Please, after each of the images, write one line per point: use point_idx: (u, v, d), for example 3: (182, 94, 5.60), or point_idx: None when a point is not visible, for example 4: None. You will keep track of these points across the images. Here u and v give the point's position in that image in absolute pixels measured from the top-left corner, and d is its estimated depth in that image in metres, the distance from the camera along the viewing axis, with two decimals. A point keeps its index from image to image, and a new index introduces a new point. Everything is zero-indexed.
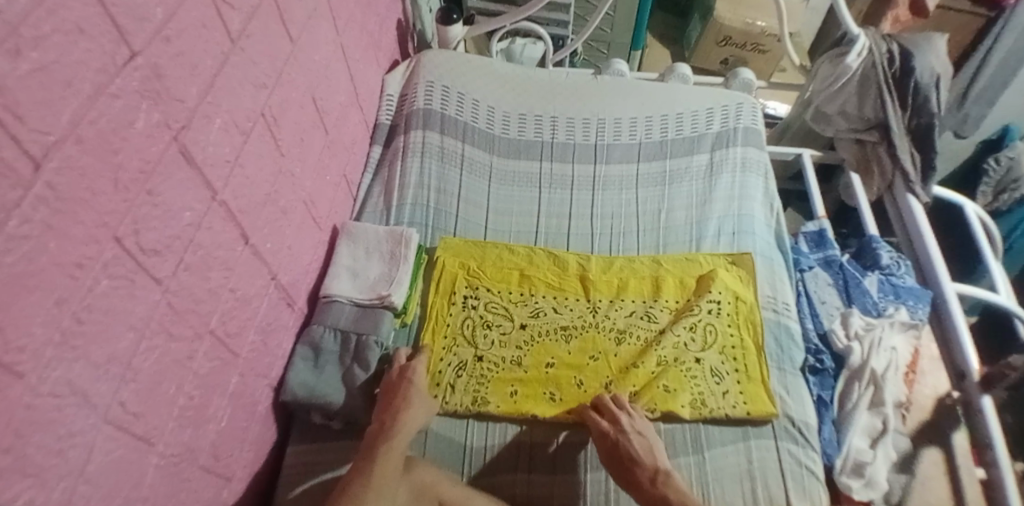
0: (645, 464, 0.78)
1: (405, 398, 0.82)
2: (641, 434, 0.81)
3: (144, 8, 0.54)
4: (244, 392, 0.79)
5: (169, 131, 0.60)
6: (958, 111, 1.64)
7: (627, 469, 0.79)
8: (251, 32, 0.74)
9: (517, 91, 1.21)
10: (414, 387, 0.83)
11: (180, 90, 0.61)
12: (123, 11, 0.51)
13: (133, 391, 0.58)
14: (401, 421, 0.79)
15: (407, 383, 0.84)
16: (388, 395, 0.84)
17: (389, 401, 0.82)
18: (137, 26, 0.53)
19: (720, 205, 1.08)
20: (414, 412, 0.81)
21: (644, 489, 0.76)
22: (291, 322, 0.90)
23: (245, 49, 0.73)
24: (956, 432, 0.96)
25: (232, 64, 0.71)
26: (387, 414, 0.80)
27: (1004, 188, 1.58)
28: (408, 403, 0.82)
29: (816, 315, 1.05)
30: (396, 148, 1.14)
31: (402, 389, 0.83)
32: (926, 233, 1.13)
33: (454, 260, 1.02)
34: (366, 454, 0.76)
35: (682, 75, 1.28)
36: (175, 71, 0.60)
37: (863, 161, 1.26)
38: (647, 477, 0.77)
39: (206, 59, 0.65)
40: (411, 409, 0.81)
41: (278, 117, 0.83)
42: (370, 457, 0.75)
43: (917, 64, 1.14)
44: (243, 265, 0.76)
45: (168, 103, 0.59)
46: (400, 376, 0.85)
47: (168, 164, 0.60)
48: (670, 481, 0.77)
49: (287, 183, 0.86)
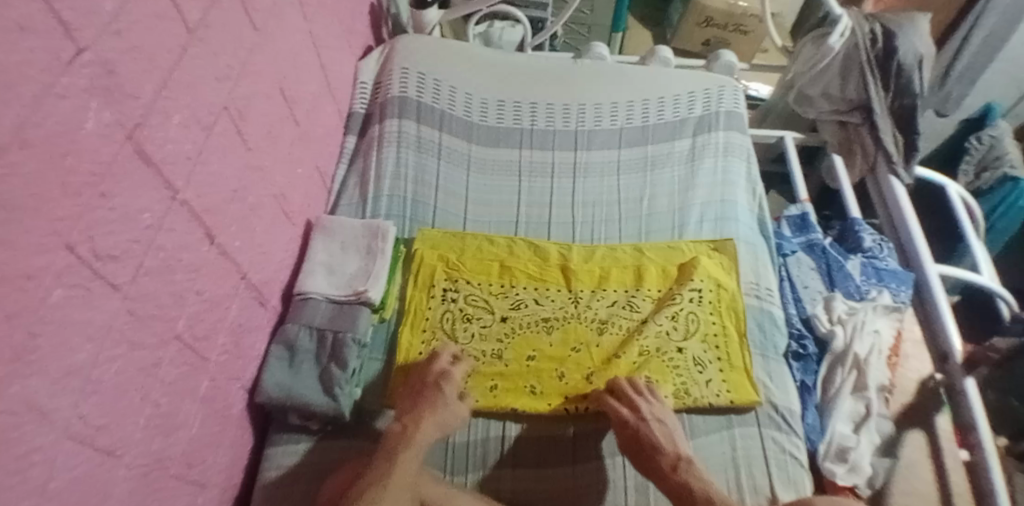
0: (667, 452, 0.78)
1: (434, 407, 0.79)
2: (661, 423, 0.80)
3: (94, 1, 0.51)
4: (217, 396, 0.77)
5: (123, 130, 0.57)
6: (940, 90, 1.64)
7: (648, 457, 0.78)
8: (210, 22, 0.71)
9: (495, 77, 1.18)
10: (445, 400, 0.80)
11: (135, 86, 0.58)
12: (71, 5, 0.48)
13: (95, 403, 0.56)
14: (423, 430, 0.77)
15: (440, 394, 0.81)
16: (415, 396, 0.82)
17: (415, 405, 0.80)
18: (85, 21, 0.50)
19: (702, 191, 1.07)
20: (439, 421, 0.79)
21: (666, 476, 0.76)
22: (265, 321, 0.87)
23: (205, 40, 0.70)
24: (940, 414, 0.97)
25: (191, 57, 0.67)
26: (409, 419, 0.79)
27: (986, 166, 1.57)
28: (436, 414, 0.79)
29: (799, 300, 1.04)
30: (372, 138, 1.11)
31: (432, 396, 0.80)
32: (909, 215, 1.13)
33: (433, 253, 1.00)
34: (384, 456, 0.74)
35: (662, 59, 1.25)
36: (128, 66, 0.57)
37: (846, 143, 1.25)
38: (669, 464, 0.77)
39: (161, 53, 0.62)
40: (437, 419, 0.79)
41: (244, 110, 0.80)
42: (388, 462, 0.72)
43: (900, 44, 1.13)
44: (211, 266, 0.74)
45: (121, 101, 0.56)
46: (433, 384, 0.82)
47: (123, 165, 0.57)
48: (692, 468, 0.77)
49: (256, 178, 0.83)
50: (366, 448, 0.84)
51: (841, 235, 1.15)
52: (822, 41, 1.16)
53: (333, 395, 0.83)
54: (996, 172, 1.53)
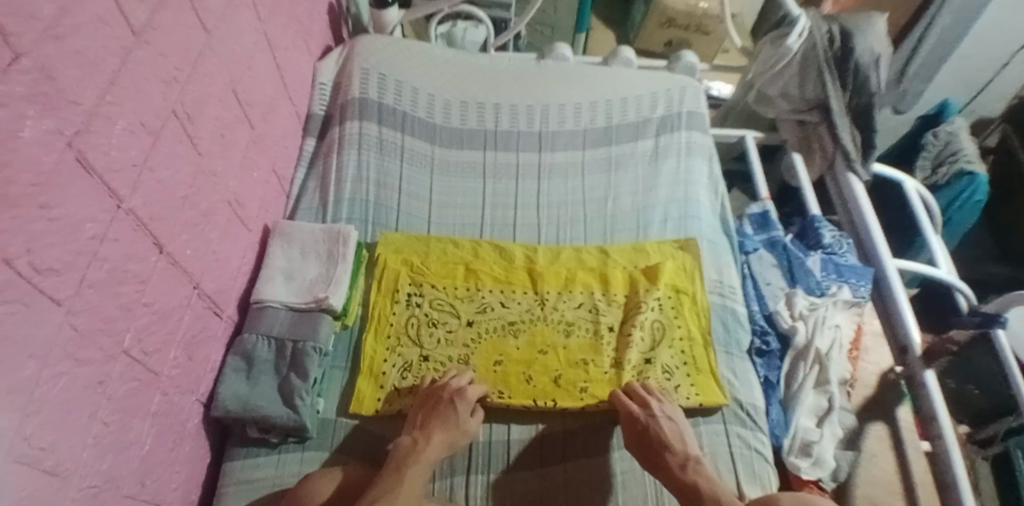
0: (676, 450, 0.78)
1: (445, 424, 0.78)
2: (672, 420, 0.81)
3: (33, 4, 0.49)
4: (170, 411, 0.74)
5: (64, 137, 0.54)
6: (896, 88, 1.69)
7: (657, 454, 0.78)
8: (157, 23, 0.68)
9: (458, 78, 1.17)
10: (458, 418, 0.79)
11: (76, 91, 0.56)
12: (11, 10, 0.45)
13: (39, 424, 0.53)
14: (433, 446, 0.76)
15: (453, 411, 0.79)
16: (427, 408, 0.81)
17: (427, 419, 0.80)
18: (25, 25, 0.48)
19: (666, 190, 1.07)
20: (448, 438, 0.78)
21: (674, 474, 0.76)
22: (220, 332, 0.85)
23: (151, 42, 0.67)
24: (900, 406, 1.00)
25: (137, 59, 0.65)
26: (420, 433, 0.78)
27: (943, 161, 1.61)
28: (448, 432, 0.78)
29: (761, 297, 1.06)
30: (331, 140, 1.09)
31: (447, 413, 0.79)
32: (868, 212, 1.15)
33: (396, 258, 0.98)
34: (393, 470, 0.73)
35: (625, 60, 1.26)
36: (70, 71, 0.54)
37: (805, 141, 1.28)
38: (678, 463, 0.77)
39: (105, 57, 0.60)
40: (448, 436, 0.78)
41: (194, 114, 0.77)
42: (398, 474, 0.71)
43: (856, 44, 1.15)
44: (161, 276, 0.71)
45: (63, 107, 0.54)
46: (449, 402, 0.80)
47: (64, 174, 0.54)
48: (699, 468, 0.77)
49: (208, 184, 0.81)
50: (331, 458, 0.82)
51: (801, 232, 1.16)
52: (779, 43, 1.17)
53: (292, 405, 0.81)
54: (953, 167, 1.57)
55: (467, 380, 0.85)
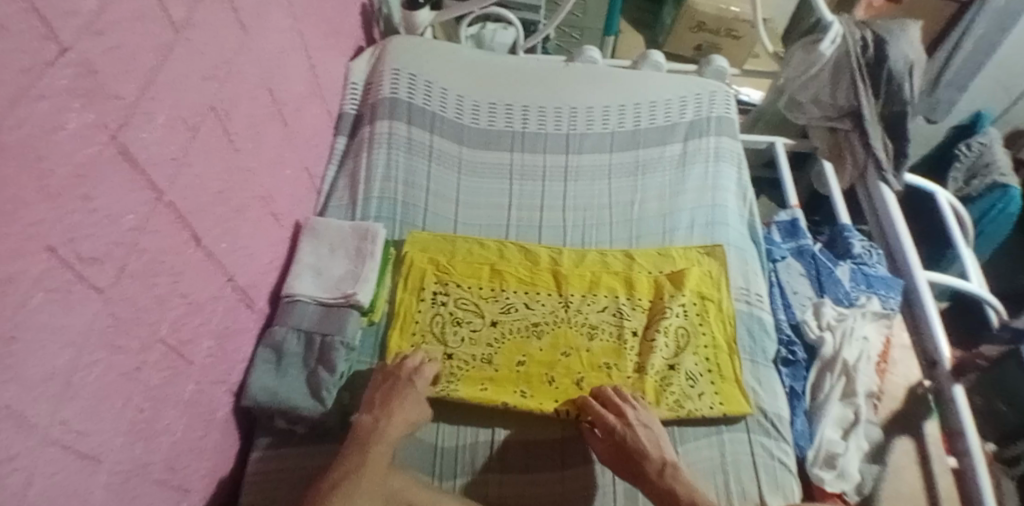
0: (653, 458, 0.77)
1: (404, 403, 0.79)
2: (647, 427, 0.80)
3: (75, 0, 0.50)
4: (201, 400, 0.76)
5: (106, 130, 0.56)
6: (930, 97, 1.66)
7: (635, 463, 0.78)
8: (196, 21, 0.70)
9: (487, 79, 1.18)
10: (415, 397, 0.81)
11: (118, 86, 0.57)
12: (51, 4, 0.47)
13: (77, 409, 0.55)
14: (394, 425, 0.77)
15: (412, 389, 0.81)
16: (385, 390, 0.81)
17: (386, 399, 0.80)
18: (66, 20, 0.49)
19: (693, 195, 1.07)
20: (408, 417, 0.79)
21: (653, 482, 0.76)
22: (251, 324, 0.87)
23: (190, 39, 0.69)
24: (928, 421, 0.98)
25: (175, 56, 0.66)
26: (381, 411, 0.78)
27: (976, 174, 1.58)
28: (408, 410, 0.79)
29: (789, 306, 1.04)
30: (361, 139, 1.11)
31: (404, 392, 0.80)
32: (898, 222, 1.13)
33: (422, 256, 0.99)
34: (357, 451, 0.74)
35: (654, 63, 1.25)
36: (110, 66, 0.56)
37: (836, 148, 1.25)
38: (655, 470, 0.76)
39: (145, 52, 0.61)
40: (409, 414, 0.79)
41: (230, 110, 0.79)
42: (361, 457, 0.73)
43: (890, 52, 1.14)
44: (196, 269, 0.73)
45: (104, 101, 0.55)
46: (405, 376, 0.82)
47: (105, 166, 0.56)
48: (677, 473, 0.76)
49: (243, 179, 0.83)
50: None
51: (830, 240, 1.16)
52: (812, 47, 1.16)
53: (320, 398, 0.83)
54: (986, 180, 1.54)
55: (421, 360, 0.86)
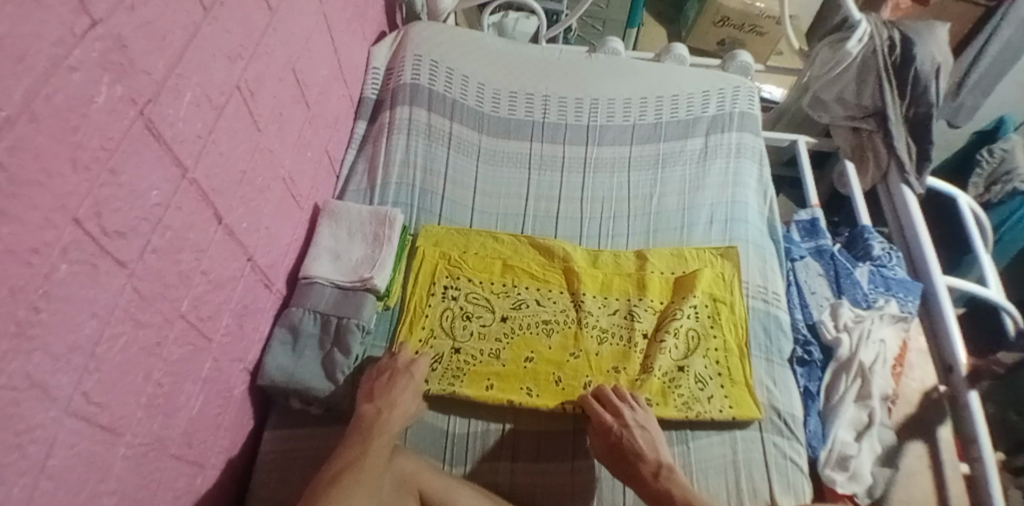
0: (648, 459, 0.77)
1: (404, 394, 0.80)
2: (644, 429, 0.80)
3: None
4: (219, 377, 0.77)
5: (135, 106, 0.56)
6: (953, 101, 1.60)
7: (630, 464, 0.78)
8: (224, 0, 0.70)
9: (508, 68, 1.17)
10: (414, 388, 0.81)
11: (147, 62, 0.57)
12: None
13: (97, 381, 0.55)
14: (396, 416, 0.77)
15: (407, 378, 0.81)
16: (384, 380, 0.81)
17: (386, 389, 0.79)
18: None
19: (712, 191, 1.06)
20: (407, 408, 0.80)
21: (647, 484, 0.76)
22: (269, 304, 0.87)
23: (218, 18, 0.69)
24: (942, 426, 0.97)
25: (205, 35, 0.67)
26: (383, 402, 0.78)
27: (997, 180, 1.55)
28: (407, 402, 0.80)
29: (806, 306, 1.03)
30: (382, 124, 1.10)
31: (404, 383, 0.81)
32: (920, 224, 1.12)
33: (434, 250, 0.98)
34: (359, 441, 0.74)
35: (678, 56, 1.24)
36: (142, 42, 0.56)
37: (858, 149, 1.23)
38: (651, 472, 0.77)
39: (175, 29, 0.61)
40: (407, 406, 0.80)
41: (256, 90, 0.79)
42: (363, 446, 0.73)
43: (918, 52, 1.12)
44: (218, 247, 0.73)
45: (133, 76, 0.55)
46: (403, 368, 0.83)
47: (134, 141, 0.56)
48: (672, 475, 0.76)
49: (266, 159, 0.83)
50: None
51: (849, 241, 1.14)
52: (839, 45, 1.15)
53: (333, 380, 0.84)
54: (1006, 187, 1.51)
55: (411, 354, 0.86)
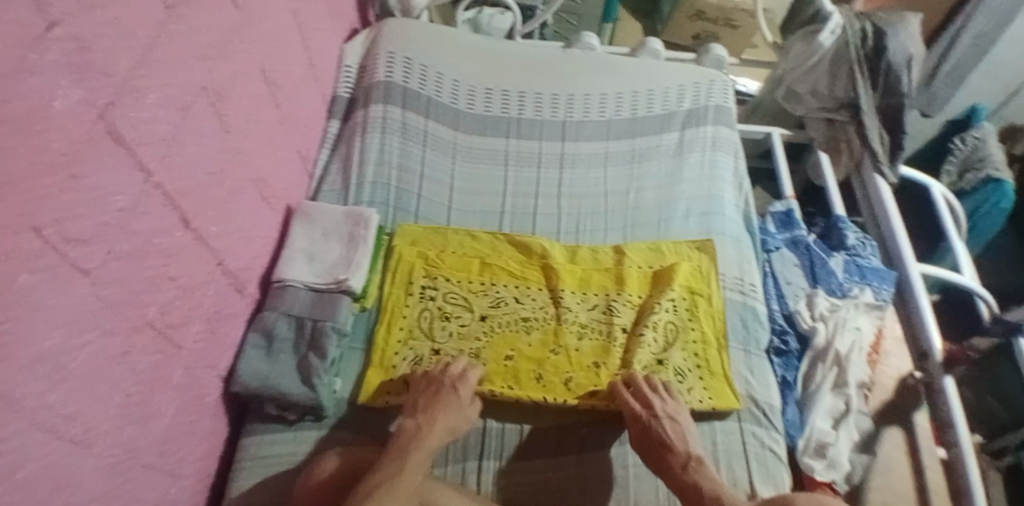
0: (679, 450, 0.78)
1: (447, 409, 0.78)
2: (673, 420, 0.80)
3: None
4: (191, 385, 0.75)
5: (95, 109, 0.54)
6: (927, 90, 1.65)
7: (659, 454, 0.78)
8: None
9: (484, 64, 1.16)
10: (459, 403, 0.80)
11: (108, 64, 0.56)
12: None
13: (62, 392, 0.53)
14: (435, 431, 0.76)
15: (454, 395, 0.80)
16: (428, 394, 0.80)
17: (430, 404, 0.79)
18: None
19: (689, 185, 1.06)
20: (451, 424, 0.78)
21: (676, 475, 0.76)
22: (242, 309, 0.86)
23: (183, 18, 0.68)
24: (917, 412, 1.00)
25: (168, 35, 0.65)
26: (424, 418, 0.77)
27: (969, 168, 1.58)
28: (450, 417, 0.78)
29: (782, 296, 1.04)
30: (355, 123, 1.09)
31: (448, 397, 0.79)
32: (892, 212, 1.14)
33: (411, 249, 0.97)
34: (396, 454, 0.72)
35: (653, 50, 1.24)
36: (103, 43, 0.55)
37: (832, 139, 1.24)
38: (679, 464, 0.77)
39: (138, 30, 0.60)
40: (451, 422, 0.78)
41: (224, 90, 0.77)
42: (400, 459, 0.71)
43: (890, 43, 1.13)
44: (186, 252, 0.72)
45: (94, 78, 0.54)
46: (449, 384, 0.81)
47: (95, 145, 0.55)
48: (701, 468, 0.76)
49: (236, 161, 0.81)
50: (341, 437, 0.82)
51: (824, 232, 1.15)
52: (812, 38, 1.15)
53: (310, 384, 0.81)
54: (980, 173, 1.53)
55: (463, 365, 0.85)
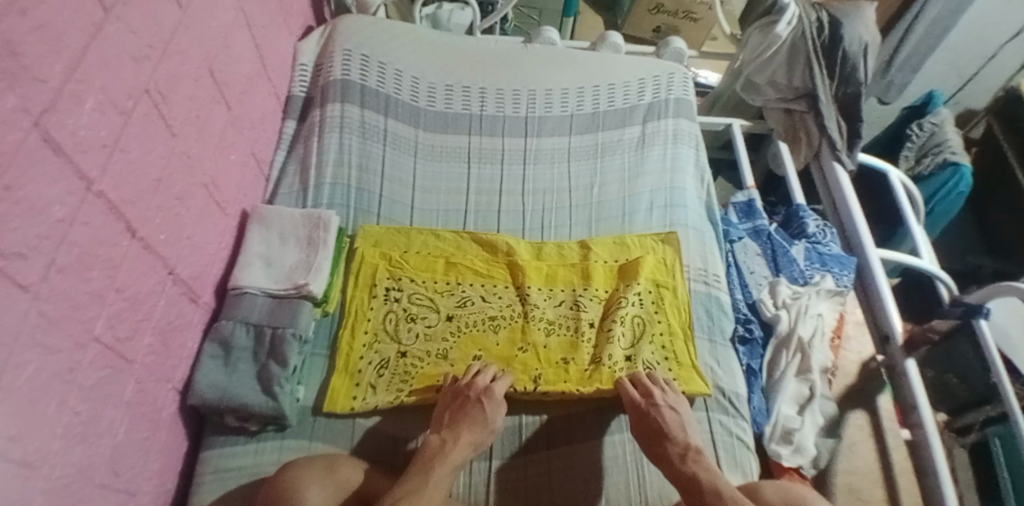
0: (677, 440, 0.77)
1: (474, 424, 0.77)
2: (674, 410, 0.80)
3: None
4: (144, 400, 0.73)
5: (29, 116, 0.52)
6: (883, 78, 1.66)
7: (657, 443, 0.78)
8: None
9: (443, 60, 1.15)
10: (486, 418, 0.78)
11: (41, 68, 0.53)
12: None
13: (4, 414, 0.51)
14: (460, 447, 0.75)
15: (480, 409, 0.78)
16: (454, 408, 0.79)
17: (455, 419, 0.78)
18: None
19: (652, 178, 1.07)
20: (476, 439, 0.76)
21: (674, 465, 0.75)
22: (196, 318, 0.83)
23: (122, 18, 0.65)
24: (881, 394, 1.01)
25: (106, 36, 0.62)
26: (449, 433, 0.76)
27: (927, 152, 1.61)
28: (475, 432, 0.77)
29: (745, 285, 1.06)
30: (312, 123, 1.07)
31: (474, 412, 0.77)
32: (851, 200, 1.16)
33: (374, 250, 0.95)
34: (419, 470, 0.71)
35: (613, 45, 1.24)
36: (35, 47, 0.52)
37: (791, 129, 1.27)
38: (678, 454, 0.76)
39: (73, 32, 0.57)
40: (475, 437, 0.76)
41: (169, 93, 0.75)
42: (423, 476, 0.70)
43: (846, 32, 1.15)
44: (133, 261, 0.69)
45: (27, 84, 0.51)
46: (477, 398, 0.79)
47: (29, 154, 0.52)
48: (700, 459, 0.75)
49: (184, 166, 0.79)
50: (307, 447, 0.80)
51: (786, 221, 1.17)
52: (768, 29, 1.16)
53: (271, 393, 0.79)
54: (937, 158, 1.57)
55: (492, 376, 0.83)
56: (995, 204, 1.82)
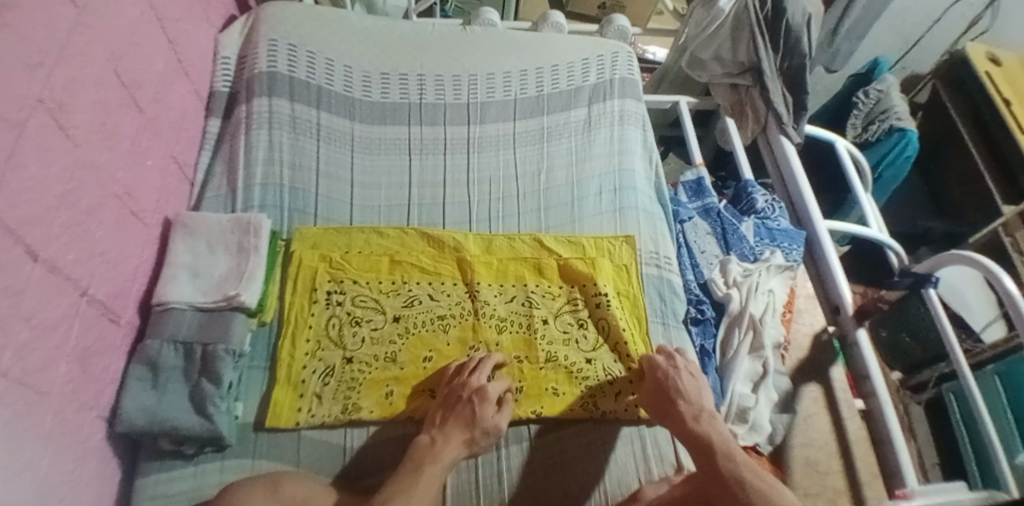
0: (690, 400, 0.77)
1: (465, 425, 0.74)
2: (693, 377, 0.80)
3: None
4: (66, 432, 0.67)
5: None
6: (829, 47, 1.64)
7: (669, 401, 0.77)
8: (11, 3, 0.59)
9: (377, 48, 1.10)
10: (479, 419, 0.75)
11: None
12: None
13: None
14: (452, 447, 0.72)
15: (474, 411, 0.75)
16: (448, 406, 0.77)
17: (447, 418, 0.75)
18: None
19: (599, 161, 1.05)
20: (468, 440, 0.74)
21: (687, 425, 0.75)
22: (119, 340, 0.77)
23: (8, 24, 0.58)
24: (833, 366, 1.03)
25: None
26: (438, 432, 0.74)
27: (874, 119, 1.62)
28: (467, 431, 0.74)
29: (696, 266, 1.06)
30: (238, 120, 1.00)
31: (466, 413, 0.75)
32: (799, 176, 1.16)
33: (313, 253, 0.91)
34: (410, 469, 0.69)
35: (556, 24, 1.20)
36: None
37: (738, 105, 1.26)
38: (691, 414, 0.75)
39: None
40: (468, 437, 0.74)
41: (67, 101, 0.68)
42: (414, 475, 0.68)
43: (788, 4, 1.12)
44: (40, 286, 0.63)
45: None
46: (469, 397, 0.76)
47: None
48: (713, 422, 0.75)
49: (92, 177, 0.72)
50: (253, 463, 0.76)
51: (735, 196, 1.17)
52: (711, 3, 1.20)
53: (205, 412, 0.74)
54: (883, 125, 1.59)
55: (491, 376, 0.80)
56: (943, 165, 1.86)
